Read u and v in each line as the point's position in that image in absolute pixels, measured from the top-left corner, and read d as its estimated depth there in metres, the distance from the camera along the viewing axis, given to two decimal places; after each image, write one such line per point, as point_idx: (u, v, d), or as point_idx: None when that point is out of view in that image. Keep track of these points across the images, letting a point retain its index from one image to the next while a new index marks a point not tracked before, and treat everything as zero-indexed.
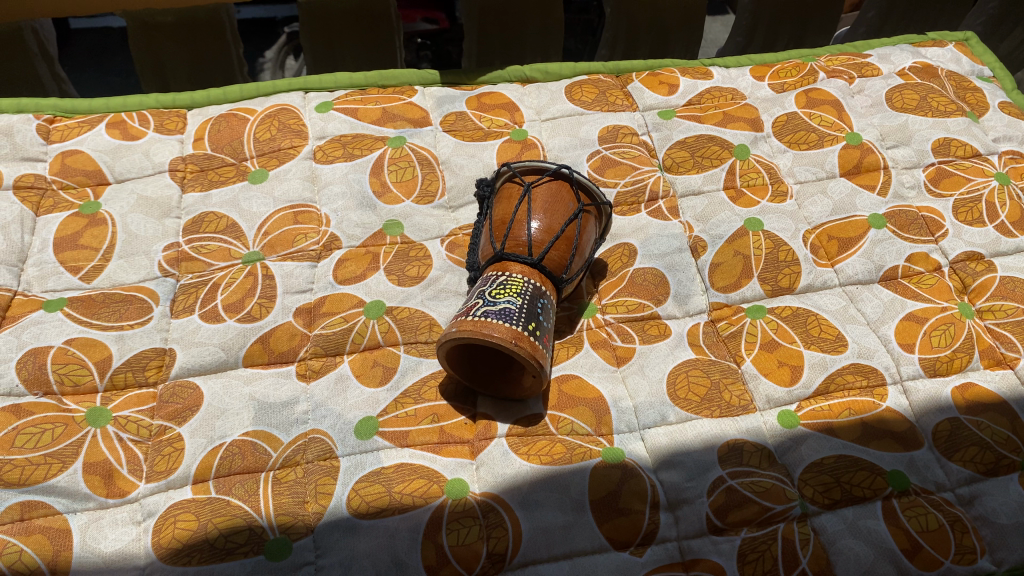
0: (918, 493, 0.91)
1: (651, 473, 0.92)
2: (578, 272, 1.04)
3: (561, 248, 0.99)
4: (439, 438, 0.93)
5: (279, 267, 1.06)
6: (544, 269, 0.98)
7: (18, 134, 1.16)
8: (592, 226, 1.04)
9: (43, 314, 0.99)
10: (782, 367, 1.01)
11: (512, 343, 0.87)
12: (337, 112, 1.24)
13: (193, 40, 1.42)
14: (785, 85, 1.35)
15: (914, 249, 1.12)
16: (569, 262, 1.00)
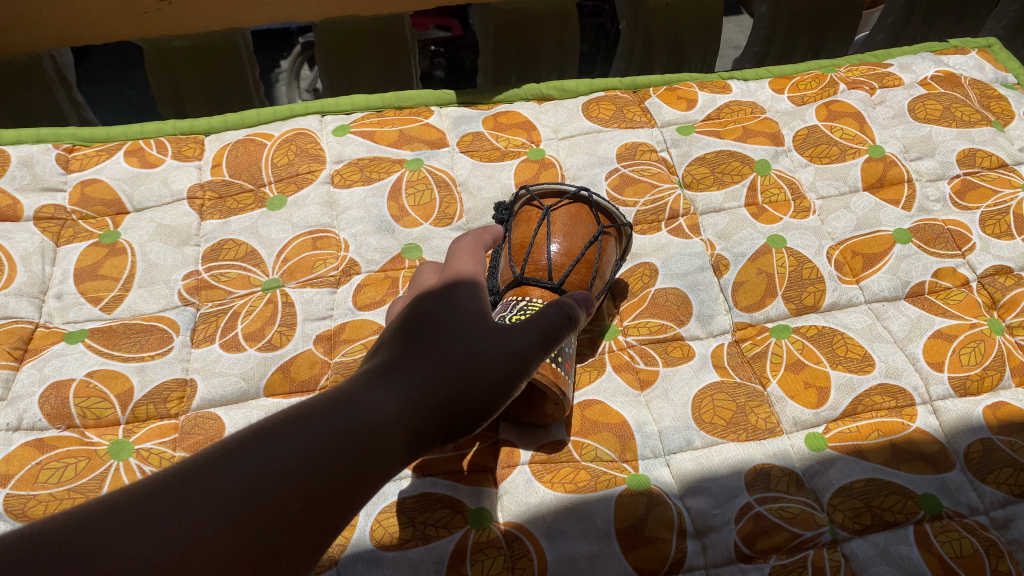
0: (951, 516, 0.89)
1: (677, 500, 0.91)
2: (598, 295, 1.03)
3: (582, 270, 0.98)
4: (462, 467, 0.93)
5: (299, 294, 1.05)
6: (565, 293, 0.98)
7: (38, 164, 1.17)
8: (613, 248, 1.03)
9: (64, 345, 0.99)
10: (809, 389, 0.99)
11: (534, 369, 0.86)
12: (354, 135, 1.23)
13: (209, 64, 1.42)
14: (805, 97, 1.33)
15: (941, 263, 1.10)
16: (591, 285, 0.98)
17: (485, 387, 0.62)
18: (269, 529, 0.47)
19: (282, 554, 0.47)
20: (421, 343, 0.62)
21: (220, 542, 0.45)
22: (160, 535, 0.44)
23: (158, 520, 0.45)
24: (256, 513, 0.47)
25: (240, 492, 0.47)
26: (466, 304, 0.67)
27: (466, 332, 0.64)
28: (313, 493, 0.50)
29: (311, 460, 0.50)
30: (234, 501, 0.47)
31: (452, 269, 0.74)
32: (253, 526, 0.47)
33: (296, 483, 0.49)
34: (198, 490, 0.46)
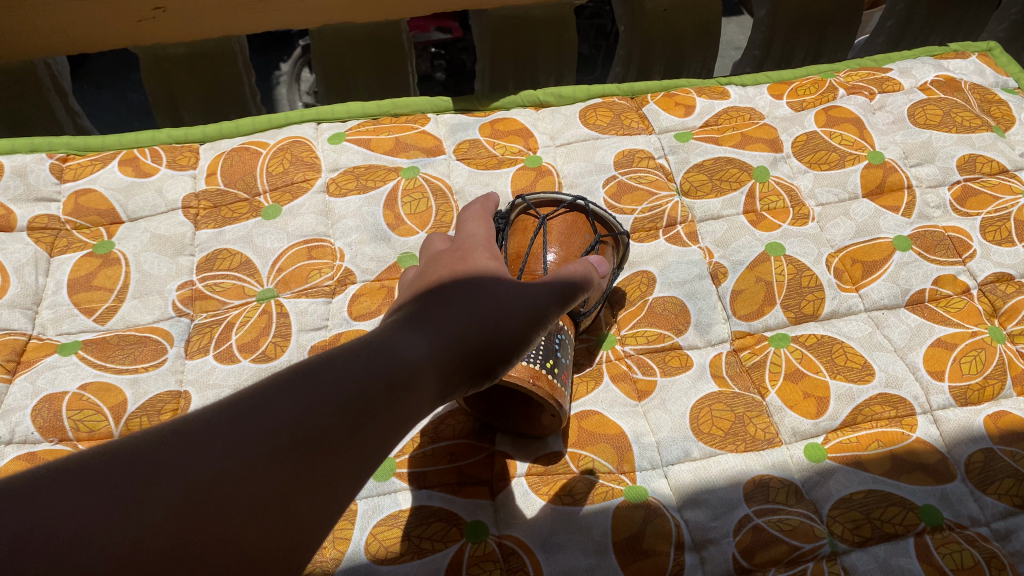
0: (952, 528, 0.88)
1: (675, 512, 0.90)
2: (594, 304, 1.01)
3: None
4: (458, 479, 0.92)
5: (294, 304, 1.04)
6: None
7: (32, 174, 1.16)
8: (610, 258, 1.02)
9: (58, 357, 0.99)
10: (808, 399, 0.98)
11: (531, 382, 0.85)
12: (350, 143, 1.23)
13: (205, 71, 1.42)
14: (804, 103, 1.32)
15: (941, 271, 1.10)
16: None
17: (506, 336, 0.65)
18: (320, 452, 0.49)
19: (331, 479, 0.49)
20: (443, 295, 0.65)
21: (274, 464, 0.47)
22: (218, 455, 0.45)
23: (215, 441, 0.46)
24: (307, 438, 0.49)
25: (291, 418, 0.49)
26: (481, 264, 0.71)
27: (486, 284, 0.67)
28: (357, 423, 0.52)
29: (354, 393, 0.53)
30: (287, 426, 0.49)
31: (465, 233, 0.77)
32: (304, 450, 0.48)
33: (340, 413, 0.51)
34: (250, 417, 0.48)
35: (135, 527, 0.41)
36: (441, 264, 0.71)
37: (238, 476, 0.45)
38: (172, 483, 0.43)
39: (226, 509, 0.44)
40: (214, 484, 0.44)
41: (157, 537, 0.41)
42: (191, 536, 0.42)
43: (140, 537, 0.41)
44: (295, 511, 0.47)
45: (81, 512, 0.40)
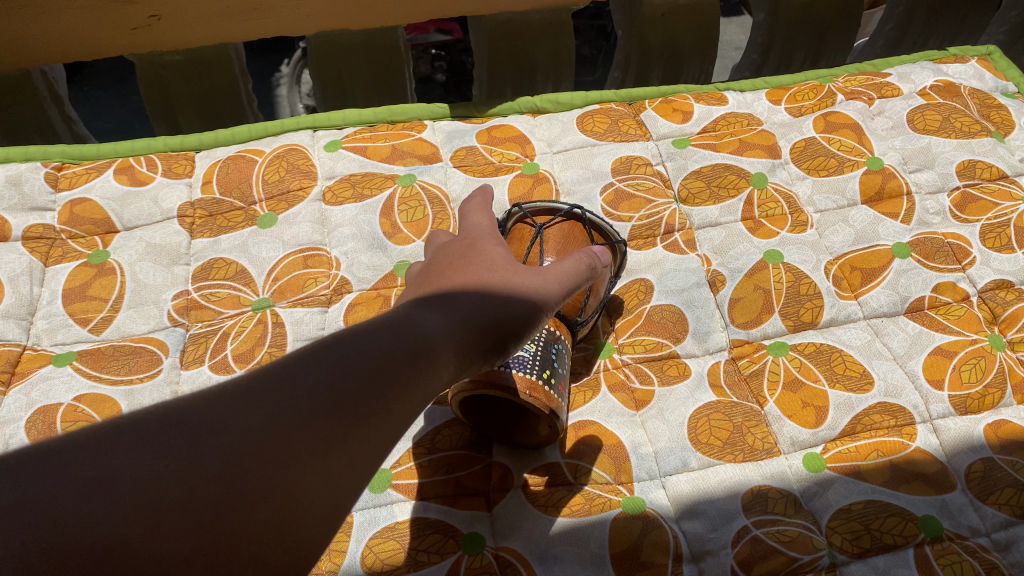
0: (952, 538, 0.87)
1: (673, 523, 0.90)
2: (591, 312, 1.01)
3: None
4: (454, 491, 0.92)
5: (289, 314, 1.04)
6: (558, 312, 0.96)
7: (27, 183, 1.16)
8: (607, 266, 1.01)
9: (52, 369, 0.98)
10: (807, 409, 0.98)
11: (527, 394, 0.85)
12: (346, 150, 1.22)
13: (201, 78, 1.41)
14: (803, 108, 1.31)
15: (940, 278, 1.09)
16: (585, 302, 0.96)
17: (520, 315, 0.66)
18: (354, 415, 0.50)
19: (371, 437, 0.50)
20: (456, 276, 0.66)
21: (311, 424, 0.48)
22: (259, 416, 0.47)
23: (256, 403, 0.47)
24: (341, 400, 0.50)
25: (326, 383, 0.50)
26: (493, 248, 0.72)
27: (498, 266, 0.68)
28: (389, 386, 0.52)
29: (382, 359, 0.53)
30: (319, 390, 0.49)
31: (470, 223, 0.76)
32: (339, 412, 0.49)
33: (371, 377, 0.52)
34: (287, 382, 0.49)
35: (188, 481, 0.43)
36: (450, 251, 0.71)
37: (279, 436, 0.46)
38: (219, 441, 0.45)
39: (269, 466, 0.45)
40: (256, 443, 0.45)
41: (208, 491, 0.43)
42: (238, 492, 0.44)
43: (195, 490, 0.43)
44: (334, 469, 0.47)
45: (139, 465, 0.42)
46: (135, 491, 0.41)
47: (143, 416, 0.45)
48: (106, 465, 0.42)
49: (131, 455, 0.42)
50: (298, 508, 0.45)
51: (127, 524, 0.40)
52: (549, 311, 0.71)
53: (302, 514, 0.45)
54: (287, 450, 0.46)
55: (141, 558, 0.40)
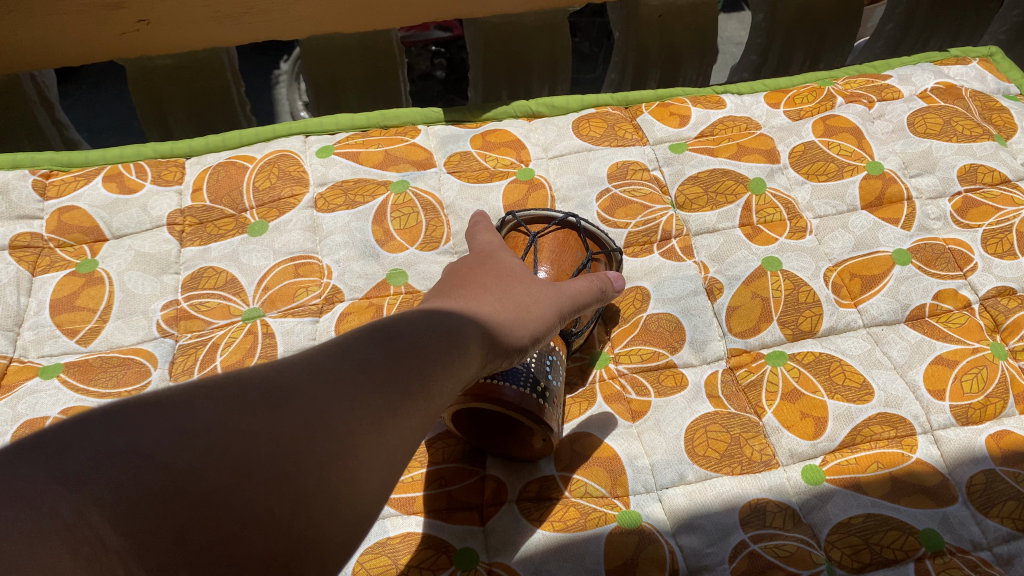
0: (953, 553, 0.86)
1: (669, 538, 0.88)
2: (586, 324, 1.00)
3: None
4: (447, 504, 0.91)
5: (280, 324, 1.02)
6: None
7: (14, 191, 1.14)
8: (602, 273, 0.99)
9: (39, 381, 0.97)
10: (805, 419, 0.96)
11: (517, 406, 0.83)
12: (339, 156, 1.21)
13: (193, 82, 1.39)
14: (802, 112, 1.29)
15: (941, 285, 1.07)
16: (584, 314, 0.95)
17: (535, 322, 0.77)
18: (407, 390, 0.57)
19: (418, 412, 0.57)
20: (479, 280, 0.76)
21: (370, 396, 0.55)
22: (327, 387, 0.54)
23: (324, 376, 0.55)
24: (396, 376, 0.57)
25: (380, 362, 0.57)
26: (507, 261, 0.83)
27: (515, 277, 0.80)
28: (435, 367, 0.60)
29: (430, 342, 0.61)
30: (377, 364, 0.57)
31: (482, 241, 0.87)
32: (393, 389, 0.56)
33: (421, 358, 0.59)
34: (349, 359, 0.57)
35: (268, 440, 0.49)
36: (470, 261, 0.82)
37: (344, 404, 0.53)
38: (295, 408, 0.52)
39: (338, 431, 0.52)
40: (327, 411, 0.52)
41: (285, 449, 0.50)
42: (313, 450, 0.50)
43: (276, 449, 0.49)
44: (389, 434, 0.55)
45: (228, 426, 0.49)
46: (226, 446, 0.48)
47: (232, 384, 0.52)
48: (204, 423, 0.49)
49: (223, 416, 0.50)
50: (361, 468, 0.52)
51: (220, 476, 0.47)
52: (559, 321, 0.82)
53: (365, 472, 0.52)
54: (350, 416, 0.53)
55: (234, 505, 0.47)
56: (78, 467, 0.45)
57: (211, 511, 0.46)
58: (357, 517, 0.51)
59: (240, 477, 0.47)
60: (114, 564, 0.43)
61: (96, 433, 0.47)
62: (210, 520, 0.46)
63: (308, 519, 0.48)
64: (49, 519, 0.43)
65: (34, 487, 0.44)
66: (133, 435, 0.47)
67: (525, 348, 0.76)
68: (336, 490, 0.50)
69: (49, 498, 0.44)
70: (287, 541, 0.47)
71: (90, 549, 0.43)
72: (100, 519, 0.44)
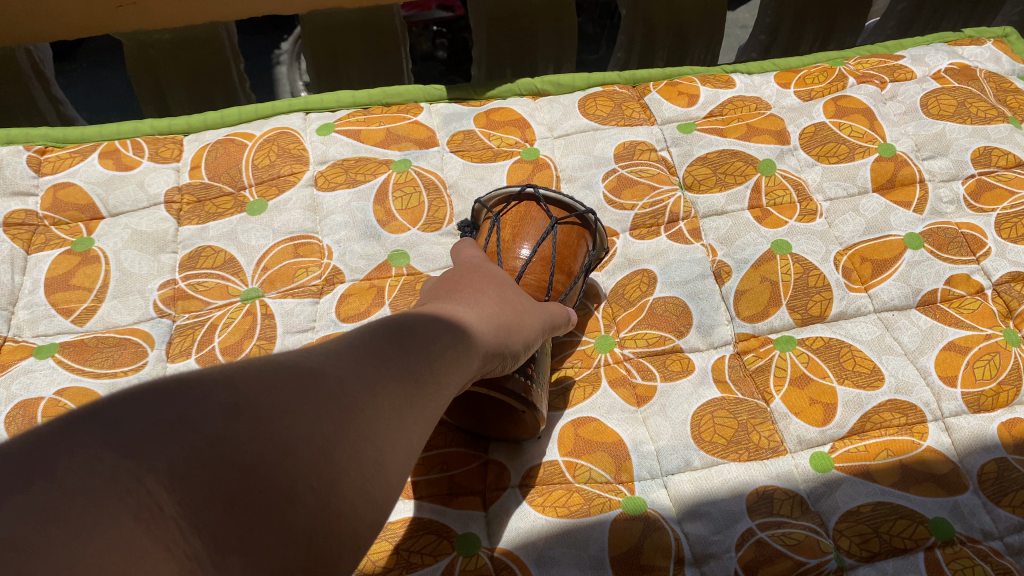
0: (964, 542, 0.84)
1: (675, 525, 0.87)
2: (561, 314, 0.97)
3: (536, 269, 0.92)
4: (449, 489, 0.89)
5: (279, 305, 1.00)
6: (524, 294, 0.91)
7: (8, 167, 1.12)
8: (575, 241, 0.95)
9: (33, 361, 0.95)
10: (814, 406, 0.94)
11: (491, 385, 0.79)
12: (339, 134, 1.18)
13: (191, 58, 1.37)
14: (812, 92, 1.27)
15: (954, 270, 1.05)
16: (548, 284, 0.92)
17: (528, 328, 0.78)
18: (419, 381, 0.56)
19: (429, 402, 0.56)
20: (476, 286, 0.77)
21: (391, 384, 0.53)
22: (353, 372, 0.52)
23: (349, 362, 0.52)
24: (408, 366, 0.56)
25: (396, 353, 0.56)
26: (494, 270, 0.84)
27: (505, 285, 0.81)
28: (444, 363, 0.60)
29: (436, 339, 0.61)
30: (391, 353, 0.56)
31: (466, 254, 0.88)
32: (409, 379, 0.55)
33: (428, 353, 0.59)
34: (365, 347, 0.55)
35: (305, 419, 0.46)
36: (459, 269, 0.82)
37: (369, 390, 0.51)
38: (327, 390, 0.49)
39: (367, 415, 0.50)
40: (355, 395, 0.50)
41: (320, 429, 0.47)
42: (344, 431, 0.48)
43: (314, 428, 0.46)
44: (406, 422, 0.53)
45: (267, 401, 0.46)
46: (266, 421, 0.45)
47: (265, 362, 0.48)
48: (242, 396, 0.45)
49: (262, 391, 0.46)
50: (387, 452, 0.50)
51: (262, 449, 0.44)
52: (546, 332, 0.84)
53: (391, 456, 0.50)
54: (375, 399, 0.51)
55: (276, 480, 0.43)
56: (128, 429, 0.40)
57: (256, 484, 0.43)
58: (384, 498, 0.49)
59: (282, 452, 0.44)
60: (173, 533, 0.39)
61: (143, 397, 0.42)
62: (255, 493, 0.42)
63: (344, 497, 0.46)
64: (107, 480, 0.38)
65: (87, 447, 0.39)
66: (177, 402, 0.43)
67: (521, 352, 0.76)
68: (367, 470, 0.48)
69: (103, 460, 0.39)
70: (324, 522, 0.45)
71: (150, 514, 0.38)
72: (157, 486, 0.39)
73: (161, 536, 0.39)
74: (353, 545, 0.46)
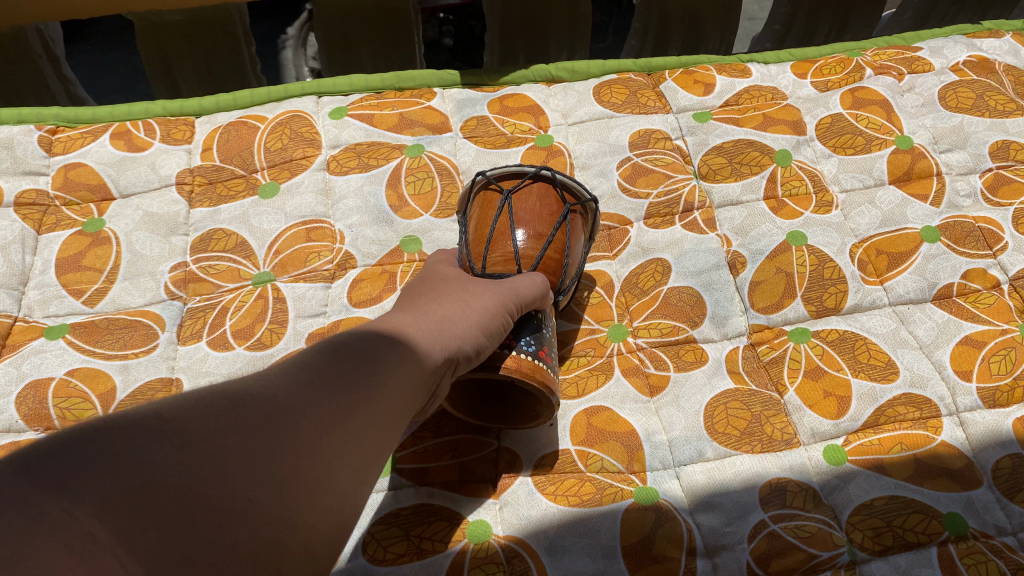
0: (977, 537, 0.84)
1: (686, 515, 0.86)
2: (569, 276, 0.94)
3: (498, 245, 0.89)
4: (460, 476, 0.89)
5: (291, 289, 1.00)
6: (492, 273, 0.88)
7: (20, 146, 1.12)
8: (541, 199, 0.91)
9: (44, 342, 0.94)
10: (828, 398, 0.94)
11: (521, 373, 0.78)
12: (352, 118, 1.17)
13: (203, 39, 1.36)
14: (829, 83, 1.25)
15: (970, 264, 1.04)
16: (513, 253, 0.88)
17: (493, 313, 0.76)
18: (364, 386, 0.57)
19: (380, 406, 0.57)
20: (428, 290, 0.77)
21: (330, 394, 0.54)
22: (289, 389, 0.53)
23: (285, 381, 0.53)
24: (351, 375, 0.56)
25: (337, 364, 0.57)
26: (452, 271, 0.83)
27: (462, 282, 0.80)
28: (390, 369, 0.60)
29: (380, 348, 0.61)
30: (331, 365, 0.56)
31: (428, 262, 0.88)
32: (353, 386, 0.56)
33: (371, 359, 0.59)
34: (303, 364, 0.56)
35: (238, 437, 0.47)
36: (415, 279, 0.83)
37: (308, 403, 0.52)
38: (261, 408, 0.50)
39: (306, 426, 0.51)
40: (293, 409, 0.51)
41: (256, 445, 0.48)
42: (284, 446, 0.49)
43: (248, 445, 0.47)
44: (354, 427, 0.54)
45: (200, 425, 0.47)
46: (200, 444, 0.46)
47: (198, 392, 0.50)
48: (171, 425, 0.46)
49: (194, 417, 0.47)
50: (332, 460, 0.51)
51: (198, 470, 0.45)
52: (522, 306, 0.81)
53: (337, 464, 0.52)
54: (315, 412, 0.52)
55: (215, 499, 0.44)
56: (59, 471, 0.42)
57: (194, 503, 0.44)
58: (333, 503, 0.50)
59: (217, 471, 0.45)
60: (110, 561, 0.40)
61: (73, 441, 0.43)
62: (195, 512, 0.43)
63: (287, 508, 0.47)
64: (39, 518, 0.40)
65: (18, 490, 0.40)
66: (108, 438, 0.44)
67: (488, 341, 0.75)
68: (310, 481, 0.49)
69: (35, 502, 0.40)
70: (268, 533, 0.46)
71: (84, 545, 0.39)
72: (91, 517, 0.41)
73: (100, 564, 0.39)
74: (302, 553, 0.47)
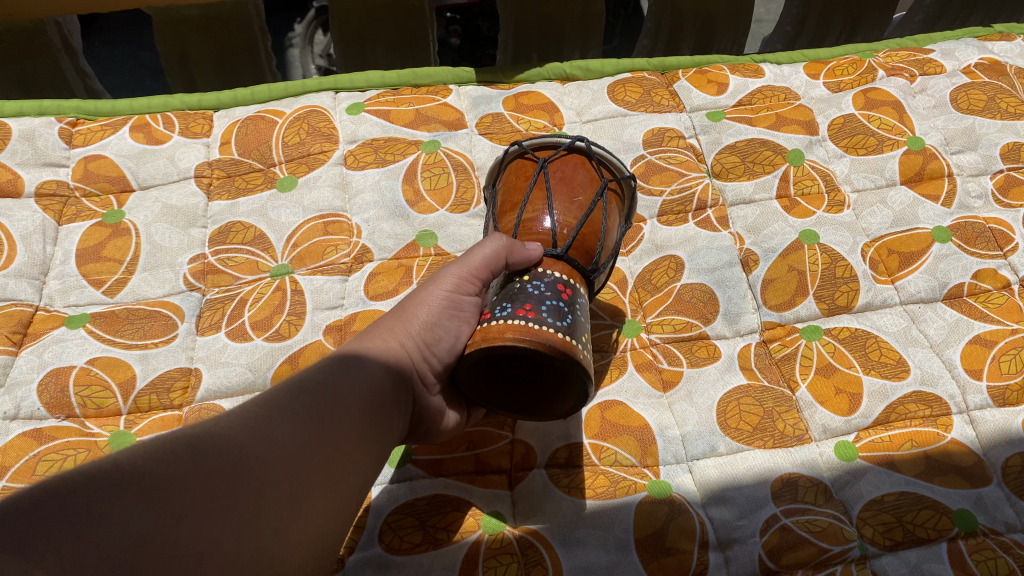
0: (986, 534, 0.85)
1: (699, 509, 0.87)
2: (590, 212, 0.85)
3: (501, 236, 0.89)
4: (476, 467, 0.90)
5: (309, 282, 1.01)
6: None
7: (41, 138, 1.13)
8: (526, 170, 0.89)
9: (65, 331, 0.96)
10: (840, 395, 0.95)
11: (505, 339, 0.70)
12: (369, 114, 1.19)
13: (220, 35, 1.37)
14: (841, 84, 1.26)
15: (981, 264, 1.05)
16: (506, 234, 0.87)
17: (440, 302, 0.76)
18: (318, 421, 0.61)
19: (336, 441, 0.61)
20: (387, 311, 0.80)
21: (282, 434, 0.58)
22: (243, 432, 0.56)
23: (239, 425, 0.57)
24: (305, 411, 0.60)
25: (290, 404, 0.61)
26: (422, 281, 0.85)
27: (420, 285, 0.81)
28: (343, 403, 0.64)
29: (331, 382, 0.65)
30: (280, 405, 0.60)
31: None
32: (308, 422, 0.60)
33: (322, 395, 0.63)
34: (259, 405, 0.60)
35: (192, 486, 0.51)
36: None
37: (260, 444, 0.56)
38: (215, 454, 0.54)
39: (261, 466, 0.55)
40: (245, 451, 0.55)
41: (211, 492, 0.52)
42: (237, 489, 0.53)
43: (202, 492, 0.51)
44: (311, 462, 0.58)
45: (154, 477, 0.50)
46: (157, 495, 0.49)
47: (151, 445, 0.53)
48: (125, 478, 0.49)
49: (147, 470, 0.51)
50: (289, 496, 0.56)
51: (157, 519, 0.48)
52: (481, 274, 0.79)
53: (300, 500, 0.56)
54: (273, 451, 0.56)
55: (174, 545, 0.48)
56: (18, 530, 0.45)
57: (154, 550, 0.47)
58: (293, 536, 0.55)
59: (174, 518, 0.49)
60: None
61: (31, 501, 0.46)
62: (153, 557, 0.47)
63: (252, 544, 0.52)
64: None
65: None
66: (65, 496, 0.47)
67: (445, 333, 0.75)
68: (271, 519, 0.54)
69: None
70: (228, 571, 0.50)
71: None
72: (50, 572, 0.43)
73: None
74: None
